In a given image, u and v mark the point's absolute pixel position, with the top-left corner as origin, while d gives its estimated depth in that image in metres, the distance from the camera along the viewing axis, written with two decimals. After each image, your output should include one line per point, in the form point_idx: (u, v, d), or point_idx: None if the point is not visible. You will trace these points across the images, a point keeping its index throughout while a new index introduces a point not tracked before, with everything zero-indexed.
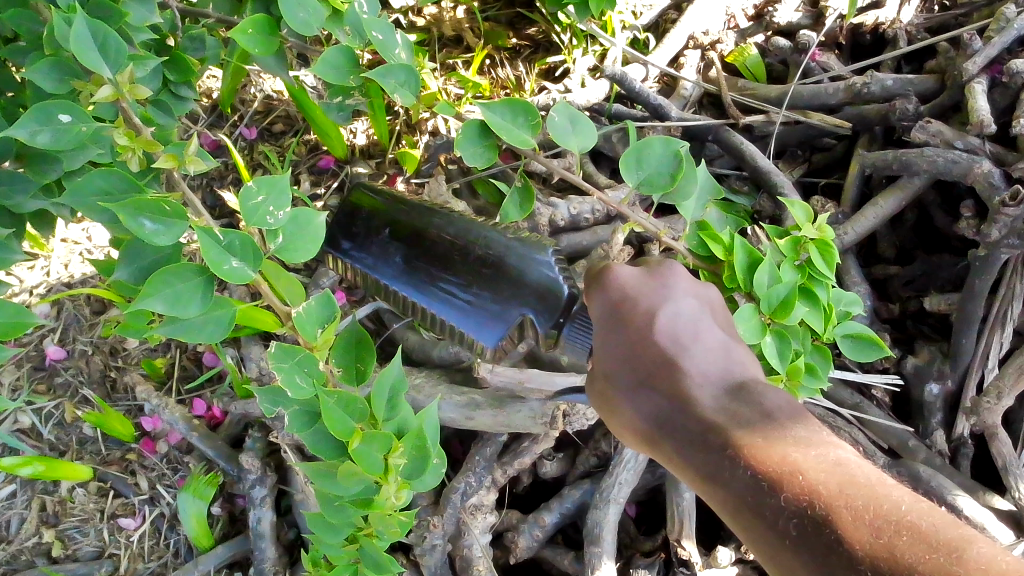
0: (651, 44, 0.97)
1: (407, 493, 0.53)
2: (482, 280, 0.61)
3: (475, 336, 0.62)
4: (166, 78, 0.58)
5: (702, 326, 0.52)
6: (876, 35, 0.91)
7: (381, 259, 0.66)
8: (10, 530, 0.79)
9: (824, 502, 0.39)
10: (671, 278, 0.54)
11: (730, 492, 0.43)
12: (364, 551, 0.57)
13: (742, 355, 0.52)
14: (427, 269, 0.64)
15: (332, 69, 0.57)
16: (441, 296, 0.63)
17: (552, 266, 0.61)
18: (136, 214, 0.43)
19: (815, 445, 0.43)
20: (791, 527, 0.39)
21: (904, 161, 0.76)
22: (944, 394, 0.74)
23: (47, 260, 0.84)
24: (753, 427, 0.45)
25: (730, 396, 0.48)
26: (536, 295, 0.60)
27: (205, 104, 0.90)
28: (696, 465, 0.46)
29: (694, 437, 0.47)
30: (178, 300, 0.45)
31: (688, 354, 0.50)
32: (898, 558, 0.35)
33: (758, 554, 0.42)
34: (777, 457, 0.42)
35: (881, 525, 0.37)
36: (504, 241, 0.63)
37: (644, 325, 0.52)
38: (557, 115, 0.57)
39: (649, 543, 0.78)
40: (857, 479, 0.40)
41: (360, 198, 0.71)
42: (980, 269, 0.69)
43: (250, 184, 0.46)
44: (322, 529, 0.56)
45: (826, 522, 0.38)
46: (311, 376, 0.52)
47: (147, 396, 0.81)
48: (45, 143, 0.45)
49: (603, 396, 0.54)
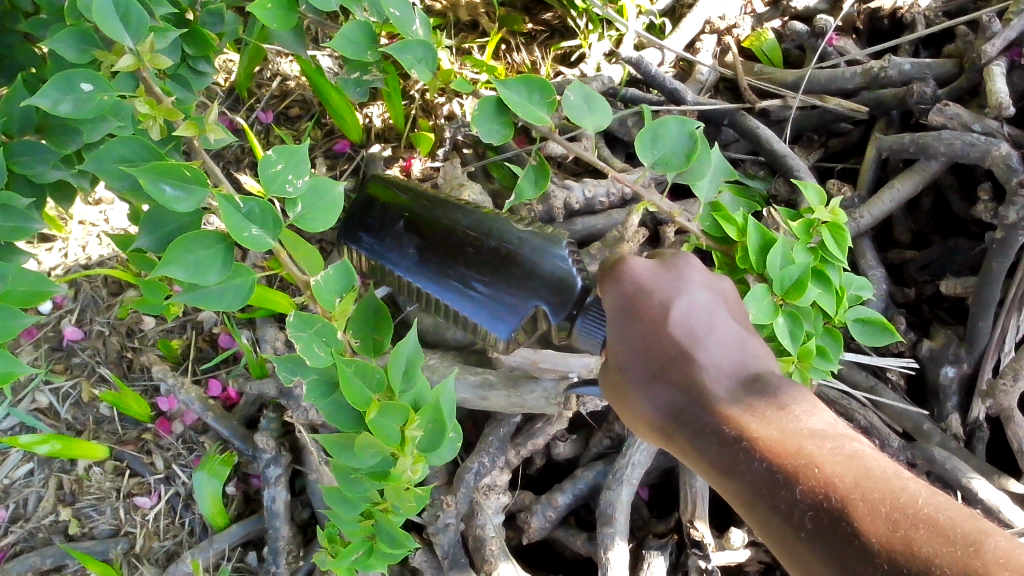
0: (668, 29, 0.97)
1: (423, 467, 0.52)
2: (496, 270, 0.61)
3: (488, 327, 0.63)
4: (184, 53, 0.59)
5: (717, 319, 0.50)
6: (894, 20, 0.90)
7: (396, 250, 0.66)
8: (28, 508, 0.80)
9: (839, 495, 0.37)
10: (685, 270, 0.52)
11: (744, 484, 0.41)
12: (379, 527, 0.57)
13: (756, 349, 0.50)
14: (441, 261, 0.63)
15: (350, 44, 0.57)
16: (457, 288, 0.63)
17: (567, 259, 0.60)
18: (157, 180, 0.43)
19: (830, 439, 0.41)
20: (806, 520, 0.37)
21: (922, 144, 0.75)
22: (959, 377, 0.74)
23: (65, 242, 0.85)
24: (768, 421, 0.43)
25: (745, 389, 0.47)
26: (549, 287, 0.59)
27: (222, 86, 0.90)
28: (711, 458, 0.44)
29: (710, 430, 0.45)
30: (198, 268, 0.45)
31: (703, 347, 0.49)
32: (915, 552, 0.33)
33: (773, 549, 0.40)
34: (793, 449, 0.40)
35: (897, 517, 0.35)
36: (518, 233, 0.63)
37: (658, 318, 0.49)
38: (573, 95, 0.56)
39: (661, 526, 0.78)
40: (873, 472, 0.38)
41: (378, 190, 0.69)
42: (998, 251, 0.69)
43: (269, 153, 0.47)
44: (337, 503, 0.56)
45: (842, 515, 0.36)
46: (329, 346, 0.52)
47: (163, 376, 0.82)
48: (67, 112, 0.45)
49: (615, 389, 0.52)
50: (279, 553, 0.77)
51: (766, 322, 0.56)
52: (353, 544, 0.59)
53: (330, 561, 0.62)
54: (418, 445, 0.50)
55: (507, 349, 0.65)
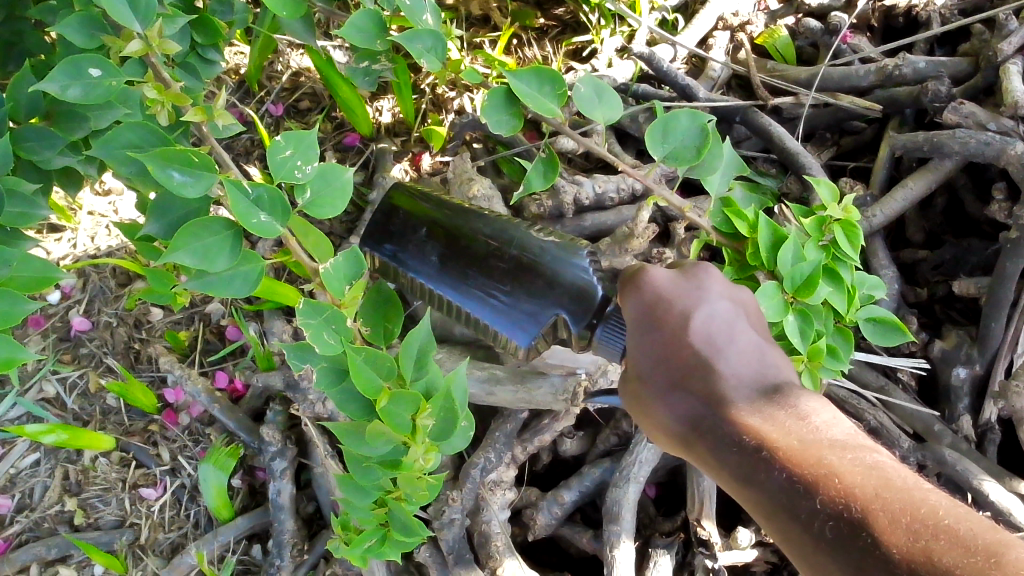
0: (681, 25, 0.96)
1: (436, 456, 0.52)
2: (518, 278, 0.60)
3: (508, 336, 0.61)
4: (193, 41, 0.58)
5: (737, 328, 0.49)
6: (909, 18, 0.90)
7: (417, 257, 0.63)
8: (34, 498, 0.80)
9: (860, 505, 0.36)
10: (706, 279, 0.51)
11: (765, 494, 0.41)
12: (394, 516, 0.57)
13: (776, 359, 0.50)
14: (464, 268, 0.61)
15: (360, 33, 0.56)
16: (478, 295, 0.61)
17: (588, 267, 0.59)
18: (165, 166, 0.43)
19: (851, 449, 0.40)
20: (827, 529, 0.37)
21: (936, 143, 0.75)
22: (971, 378, 0.73)
23: (74, 232, 0.84)
24: (788, 430, 0.43)
25: (766, 399, 0.46)
26: (570, 295, 0.58)
27: (233, 78, 0.90)
28: (730, 467, 0.44)
29: (730, 440, 0.44)
30: (206, 254, 0.45)
31: (723, 356, 0.48)
32: (935, 562, 0.32)
33: (794, 560, 0.39)
34: (814, 459, 0.40)
35: (918, 528, 0.34)
36: (539, 241, 0.61)
37: (678, 327, 0.49)
38: (583, 87, 0.56)
39: (668, 524, 0.78)
40: (893, 483, 0.37)
41: (402, 200, 0.65)
42: (1011, 251, 0.68)
43: (278, 139, 0.46)
44: (352, 491, 0.57)
45: (863, 526, 0.35)
46: (339, 334, 0.51)
47: (170, 367, 0.81)
48: (74, 97, 0.45)
49: (634, 397, 0.51)
50: (283, 546, 0.76)
51: (775, 320, 0.55)
52: (366, 532, 0.59)
53: (345, 548, 0.62)
54: (430, 434, 0.50)
55: (528, 356, 0.63)
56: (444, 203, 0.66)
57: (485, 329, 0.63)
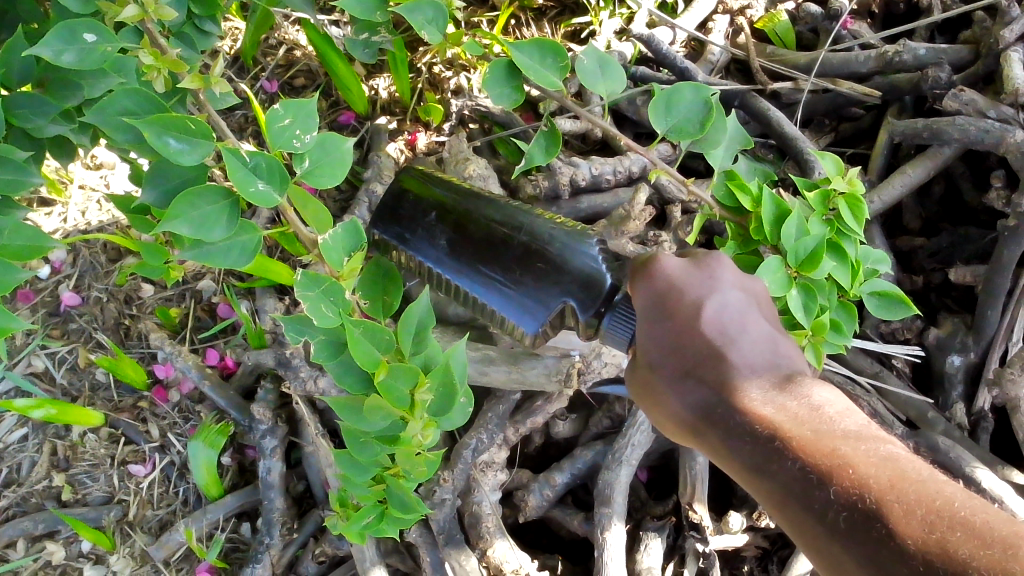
0: (680, 7, 0.95)
1: (435, 432, 0.52)
2: (527, 266, 0.58)
3: (516, 323, 0.60)
4: (191, 11, 0.57)
5: (749, 318, 0.49)
6: (909, 4, 0.89)
7: (425, 240, 0.63)
8: (21, 473, 0.79)
9: (874, 495, 0.36)
10: (718, 269, 0.50)
11: (777, 484, 0.40)
12: (391, 491, 0.57)
13: (788, 349, 0.49)
14: (470, 255, 0.61)
15: (359, 4, 0.55)
16: (484, 281, 0.60)
17: (597, 255, 0.57)
18: (161, 132, 0.42)
19: (865, 440, 0.40)
20: (840, 519, 0.36)
21: (935, 130, 0.74)
22: (965, 366, 0.73)
23: (64, 207, 0.84)
24: (802, 419, 0.42)
25: (777, 388, 0.45)
26: (579, 282, 0.57)
27: (228, 54, 0.89)
28: (742, 457, 0.43)
29: (742, 429, 0.44)
30: (204, 224, 0.45)
31: (736, 346, 0.47)
32: (951, 554, 0.32)
33: (807, 551, 0.39)
34: (827, 449, 0.39)
35: (933, 519, 0.33)
36: (549, 229, 0.60)
37: (689, 317, 0.48)
38: (585, 58, 0.55)
39: (660, 508, 0.78)
40: (908, 473, 0.36)
41: (410, 183, 0.66)
42: (1009, 239, 0.68)
43: (277, 107, 0.46)
44: (349, 467, 0.56)
45: (877, 516, 0.35)
46: (338, 306, 0.51)
47: (160, 343, 0.80)
48: (69, 63, 0.44)
49: (644, 386, 0.51)
50: (273, 524, 0.76)
51: (778, 295, 0.55)
52: (365, 508, 0.59)
53: (342, 525, 0.61)
54: (428, 409, 0.50)
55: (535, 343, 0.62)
56: (454, 188, 0.66)
57: (492, 313, 0.62)
